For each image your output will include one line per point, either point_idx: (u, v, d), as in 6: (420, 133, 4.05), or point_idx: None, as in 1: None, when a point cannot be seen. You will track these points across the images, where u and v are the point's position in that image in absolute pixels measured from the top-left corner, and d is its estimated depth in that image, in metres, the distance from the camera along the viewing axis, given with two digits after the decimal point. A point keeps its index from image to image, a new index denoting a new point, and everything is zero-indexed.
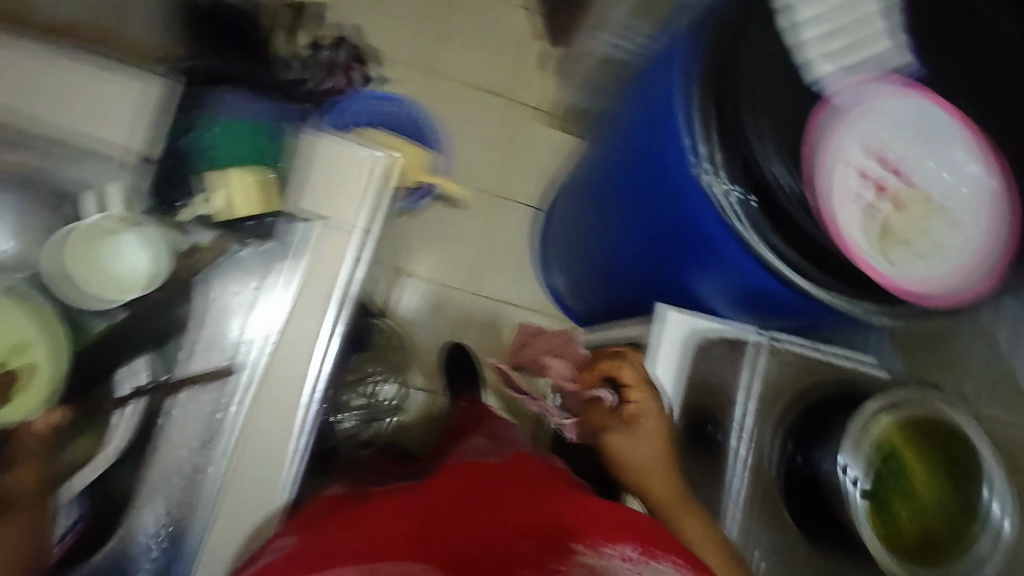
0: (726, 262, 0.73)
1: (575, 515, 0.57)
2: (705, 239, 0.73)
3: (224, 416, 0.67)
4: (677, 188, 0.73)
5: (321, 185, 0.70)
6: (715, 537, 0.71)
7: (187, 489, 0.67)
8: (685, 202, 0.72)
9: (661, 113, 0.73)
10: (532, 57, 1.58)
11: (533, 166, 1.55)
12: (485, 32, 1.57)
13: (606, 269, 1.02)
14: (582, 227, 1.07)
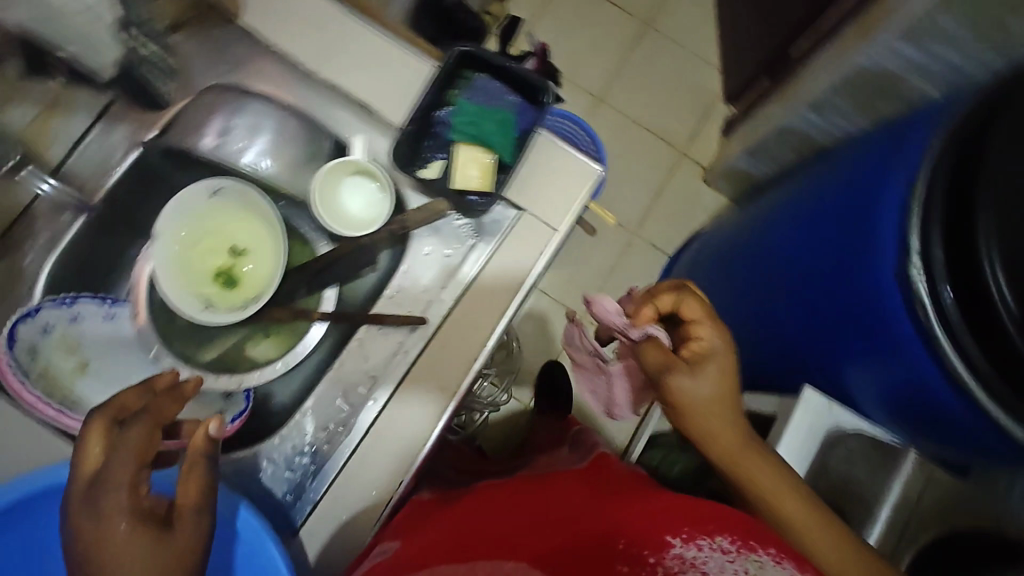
0: (902, 350, 0.67)
1: (657, 512, 0.52)
2: (882, 324, 0.69)
3: (378, 373, 0.64)
4: (864, 266, 0.70)
5: (531, 173, 0.64)
6: (816, 516, 0.61)
7: (326, 437, 0.63)
8: (870, 280, 0.69)
9: (871, 191, 0.72)
10: (707, 118, 1.68)
11: (677, 215, 1.63)
12: (670, 84, 1.69)
13: (738, 343, 0.98)
14: (719, 293, 1.05)
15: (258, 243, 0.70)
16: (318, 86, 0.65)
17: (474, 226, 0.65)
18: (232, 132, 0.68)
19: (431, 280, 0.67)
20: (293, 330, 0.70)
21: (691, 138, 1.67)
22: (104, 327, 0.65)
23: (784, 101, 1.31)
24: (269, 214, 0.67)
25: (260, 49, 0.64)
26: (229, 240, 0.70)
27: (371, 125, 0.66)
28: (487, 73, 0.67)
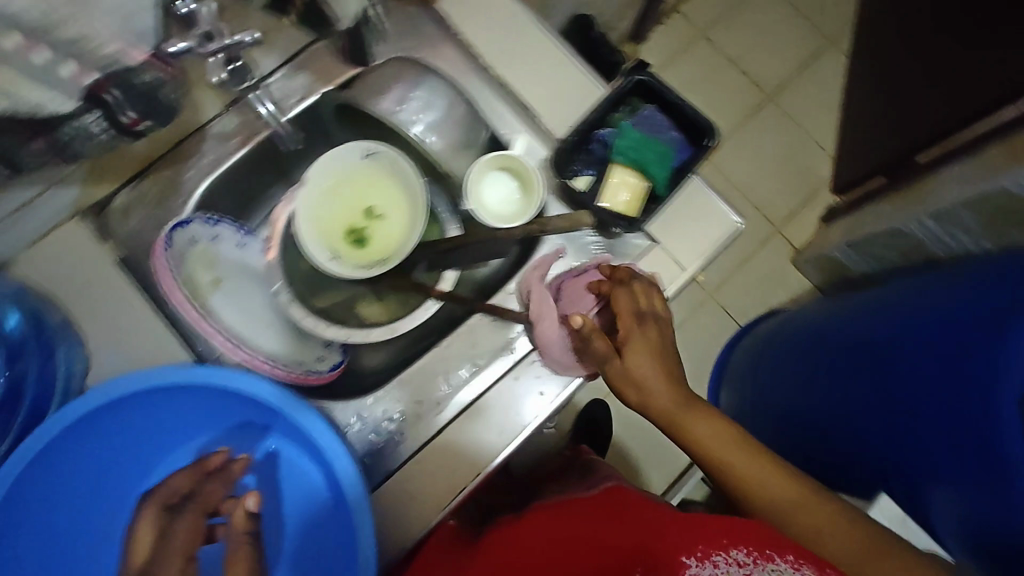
0: (1003, 477, 0.56)
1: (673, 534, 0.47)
2: (984, 445, 0.59)
3: (483, 363, 0.66)
4: (980, 380, 0.61)
5: (676, 214, 0.66)
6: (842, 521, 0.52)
7: (414, 412, 0.65)
8: (984, 397, 0.60)
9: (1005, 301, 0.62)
10: (809, 200, 1.67)
11: (755, 288, 1.63)
12: (780, 157, 1.69)
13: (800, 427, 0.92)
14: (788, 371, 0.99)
15: (395, 213, 0.72)
16: (492, 81, 0.68)
17: (607, 246, 0.67)
18: (407, 103, 0.71)
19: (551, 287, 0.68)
20: (404, 302, 0.73)
21: (788, 216, 1.66)
22: (235, 252, 0.68)
23: (901, 207, 1.29)
24: (414, 185, 0.69)
25: (448, 34, 0.68)
26: (367, 202, 0.72)
27: (529, 127, 0.68)
28: (658, 105, 0.69)
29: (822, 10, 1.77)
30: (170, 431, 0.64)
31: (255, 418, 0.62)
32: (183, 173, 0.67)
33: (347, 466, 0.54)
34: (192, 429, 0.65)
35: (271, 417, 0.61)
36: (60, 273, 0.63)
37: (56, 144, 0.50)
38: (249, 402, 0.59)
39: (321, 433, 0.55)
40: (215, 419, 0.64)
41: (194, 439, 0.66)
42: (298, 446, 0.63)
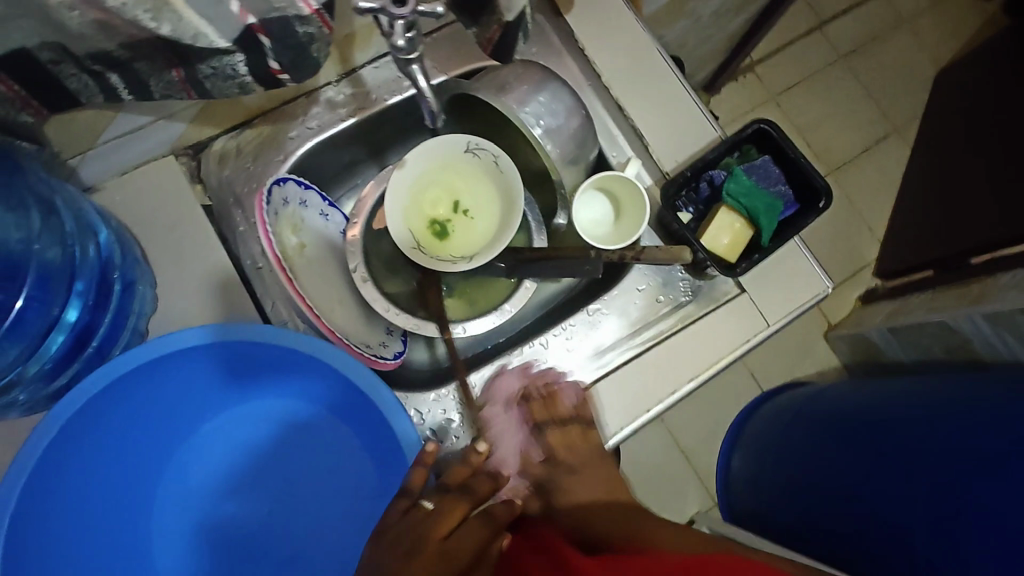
0: None
1: None
2: None
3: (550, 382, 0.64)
4: None
5: (771, 269, 0.65)
6: None
7: (472, 419, 0.63)
8: None
9: None
10: (850, 279, 1.67)
11: (784, 356, 1.61)
12: (828, 232, 1.69)
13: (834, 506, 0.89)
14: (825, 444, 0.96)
15: (484, 213, 0.70)
16: (608, 101, 0.69)
17: (694, 286, 0.66)
18: (531, 105, 0.63)
19: (629, 319, 0.66)
20: (475, 304, 0.71)
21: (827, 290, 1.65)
22: (317, 222, 0.67)
23: (951, 302, 1.27)
24: (515, 185, 0.66)
25: (577, 47, 0.69)
26: (456, 196, 0.70)
27: (639, 154, 0.69)
28: (771, 156, 0.68)
29: (892, 99, 1.80)
30: (199, 398, 0.63)
31: (295, 368, 0.61)
32: (287, 131, 0.66)
33: (388, 403, 0.54)
34: (218, 396, 0.64)
35: (303, 369, 0.60)
36: (149, 206, 0.61)
37: (192, 77, 0.49)
38: (289, 357, 0.59)
39: (357, 375, 0.55)
40: (245, 379, 0.63)
41: (221, 408, 0.65)
42: (328, 396, 0.63)
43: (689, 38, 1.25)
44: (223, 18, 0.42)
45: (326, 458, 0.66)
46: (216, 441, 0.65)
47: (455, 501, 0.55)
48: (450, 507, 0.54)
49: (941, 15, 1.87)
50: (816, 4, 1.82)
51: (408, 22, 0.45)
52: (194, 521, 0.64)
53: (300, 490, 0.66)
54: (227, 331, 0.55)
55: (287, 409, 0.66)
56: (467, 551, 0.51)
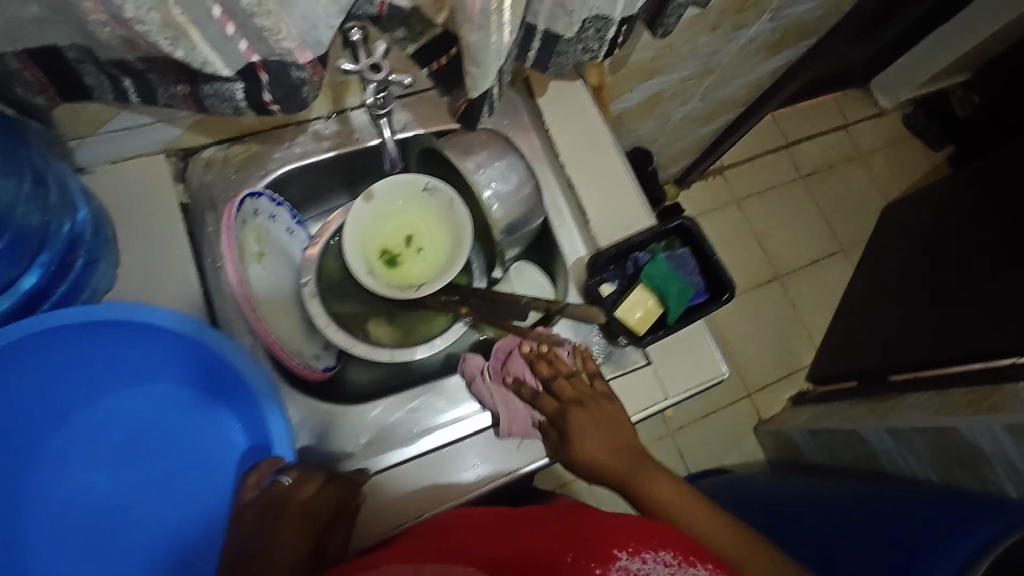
0: None
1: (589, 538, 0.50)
2: None
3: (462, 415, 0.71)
4: None
5: (676, 348, 0.74)
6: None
7: (384, 437, 0.69)
8: None
9: None
10: (785, 379, 1.78)
11: (716, 440, 1.68)
12: (770, 331, 1.81)
13: None
14: None
15: (434, 250, 0.78)
16: (560, 177, 0.80)
17: (607, 350, 0.74)
18: (487, 170, 0.73)
19: None
20: (412, 334, 0.77)
21: (762, 386, 1.76)
22: (282, 235, 0.74)
23: (861, 413, 1.37)
24: (463, 226, 0.74)
25: (543, 127, 0.81)
26: (410, 232, 0.78)
27: (579, 226, 0.79)
28: (693, 250, 0.76)
29: (841, 221, 1.97)
30: (93, 374, 0.63)
31: (185, 354, 0.63)
32: (272, 151, 0.74)
33: (270, 399, 0.60)
34: (107, 378, 0.65)
35: (211, 368, 0.63)
36: (129, 194, 0.68)
37: (193, 93, 0.56)
38: (203, 356, 0.62)
39: (258, 383, 0.60)
40: (153, 364, 0.65)
41: (108, 391, 0.66)
42: (220, 389, 0.66)
43: (661, 135, 1.39)
44: (231, 53, 0.51)
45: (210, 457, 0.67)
46: (110, 418, 0.66)
47: (310, 475, 0.59)
48: (308, 476, 0.59)
49: (893, 158, 2.09)
50: (784, 127, 2.02)
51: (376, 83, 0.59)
52: (61, 505, 0.63)
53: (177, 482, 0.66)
54: (140, 310, 0.58)
55: (182, 399, 0.67)
56: (328, 508, 0.57)
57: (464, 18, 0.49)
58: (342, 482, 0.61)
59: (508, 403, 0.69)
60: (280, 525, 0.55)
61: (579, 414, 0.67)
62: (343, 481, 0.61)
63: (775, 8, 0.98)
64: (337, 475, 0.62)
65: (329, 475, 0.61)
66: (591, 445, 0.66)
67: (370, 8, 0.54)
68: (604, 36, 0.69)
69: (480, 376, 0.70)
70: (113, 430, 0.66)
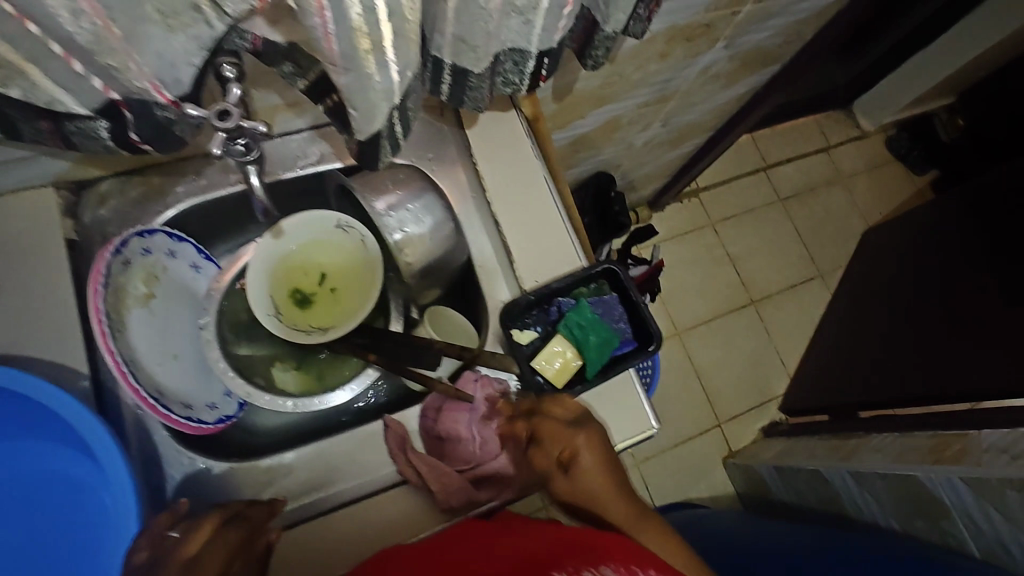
0: None
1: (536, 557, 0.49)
2: None
3: (365, 474, 0.65)
4: None
5: (603, 400, 0.68)
6: None
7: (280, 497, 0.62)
8: None
9: None
10: (757, 409, 1.73)
11: (684, 473, 1.63)
12: (742, 359, 1.77)
13: None
14: None
15: (347, 290, 0.73)
16: (485, 214, 0.75)
17: (526, 401, 0.68)
18: (398, 212, 0.75)
19: None
20: (322, 380, 0.73)
21: (733, 417, 1.71)
22: (186, 273, 0.69)
23: (830, 452, 1.31)
24: (375, 267, 0.72)
25: (470, 161, 0.76)
26: (323, 270, 0.73)
27: (503, 268, 0.74)
28: (619, 295, 0.72)
29: (820, 246, 1.93)
30: None
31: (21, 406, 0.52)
32: (174, 184, 0.69)
33: (114, 460, 0.50)
34: None
35: (58, 429, 0.53)
36: (10, 231, 0.63)
37: (56, 131, 0.51)
38: (43, 409, 0.52)
39: (99, 443, 0.50)
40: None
41: None
42: (71, 447, 0.54)
43: (626, 160, 1.35)
44: (85, 90, 0.46)
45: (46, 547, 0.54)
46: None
47: (203, 521, 0.51)
48: (196, 526, 0.51)
49: (875, 181, 2.05)
50: (763, 149, 1.98)
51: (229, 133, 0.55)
52: None
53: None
54: None
55: (18, 472, 0.55)
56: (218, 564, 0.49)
57: (328, 62, 0.46)
58: (240, 523, 0.53)
59: (433, 465, 0.61)
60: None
61: (592, 442, 0.58)
62: (244, 521, 0.53)
63: (728, 36, 0.95)
64: (238, 513, 0.54)
65: (223, 517, 0.53)
66: (603, 484, 0.57)
67: (243, 42, 0.49)
68: (524, 69, 0.65)
69: (401, 448, 0.64)
70: None
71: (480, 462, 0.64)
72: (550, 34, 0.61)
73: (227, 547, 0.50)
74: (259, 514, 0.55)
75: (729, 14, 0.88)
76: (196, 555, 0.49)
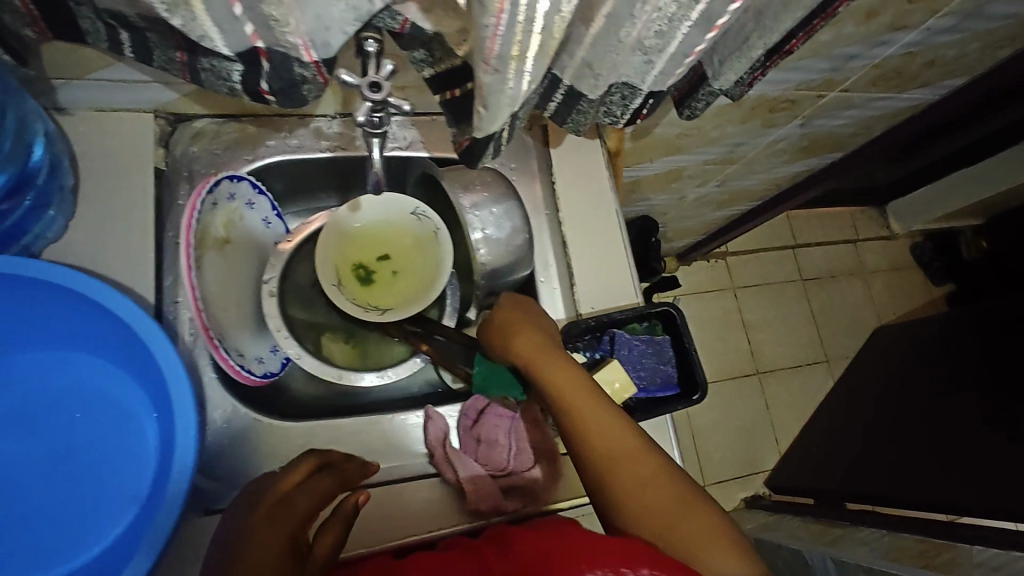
0: None
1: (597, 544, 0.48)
2: None
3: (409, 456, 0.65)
4: None
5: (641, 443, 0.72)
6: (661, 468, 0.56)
7: None
8: None
9: None
10: (744, 480, 1.74)
11: None
12: (739, 426, 1.78)
13: None
14: None
15: (408, 276, 0.74)
16: (555, 234, 0.77)
17: None
18: (482, 212, 0.70)
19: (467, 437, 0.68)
20: (368, 356, 0.75)
21: (719, 482, 1.71)
22: (258, 226, 0.70)
23: (814, 536, 1.32)
24: (444, 258, 0.72)
25: (549, 179, 0.78)
26: (388, 251, 0.74)
27: (562, 288, 0.76)
28: (671, 340, 0.73)
29: (831, 333, 1.96)
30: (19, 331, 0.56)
31: (122, 335, 0.55)
32: (267, 138, 0.70)
33: (187, 409, 0.50)
34: (34, 339, 0.57)
35: (136, 348, 0.55)
36: (104, 147, 0.64)
37: (190, 65, 0.53)
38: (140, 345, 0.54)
39: (179, 390, 0.50)
40: (77, 332, 0.57)
41: (32, 350, 0.57)
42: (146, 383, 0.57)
43: (673, 210, 1.37)
44: (235, 34, 0.48)
45: (125, 455, 0.58)
46: (11, 379, 0.57)
47: (308, 461, 0.56)
48: (300, 467, 0.54)
49: (894, 282, 2.09)
50: (796, 228, 2.02)
51: (374, 106, 0.55)
52: None
53: (71, 482, 0.56)
54: (91, 283, 0.51)
55: (112, 381, 0.58)
56: (313, 498, 0.52)
57: (481, 60, 0.46)
58: (334, 472, 0.56)
59: (472, 469, 0.62)
60: (287, 507, 0.50)
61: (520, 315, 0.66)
62: (333, 474, 0.56)
63: (807, 116, 0.99)
64: (330, 463, 0.57)
65: (317, 462, 0.56)
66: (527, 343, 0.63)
67: (391, 22, 0.51)
68: (629, 105, 0.67)
69: (444, 442, 0.64)
70: (14, 391, 0.57)
71: (514, 471, 0.64)
72: (665, 78, 0.63)
73: (319, 491, 0.53)
74: (351, 473, 0.58)
75: (814, 96, 0.92)
76: (287, 494, 0.52)
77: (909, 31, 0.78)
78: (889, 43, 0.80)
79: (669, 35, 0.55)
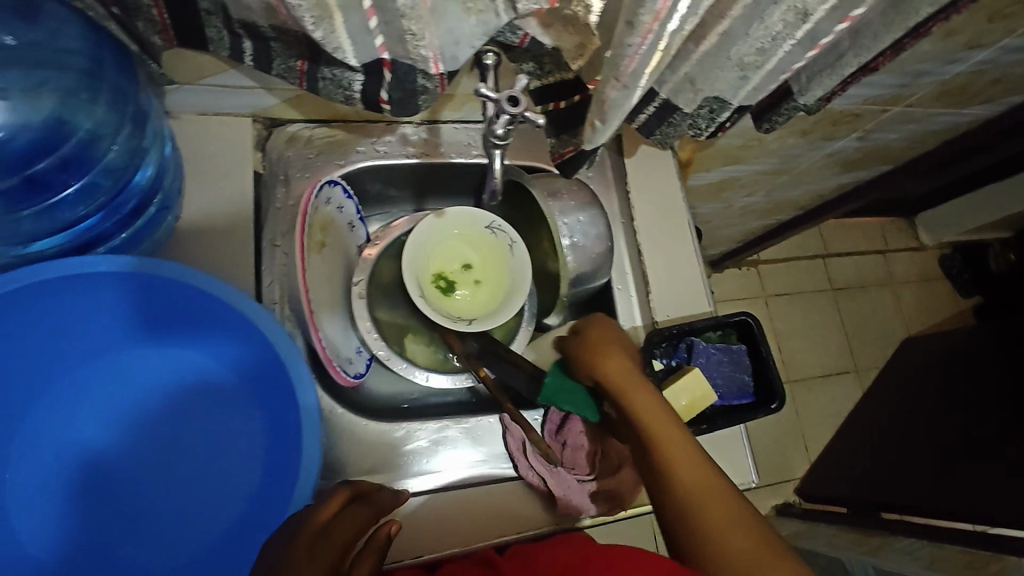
0: None
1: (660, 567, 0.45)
2: None
3: (442, 468, 0.67)
4: None
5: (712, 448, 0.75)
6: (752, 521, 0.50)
7: (412, 459, 0.66)
8: None
9: None
10: (774, 487, 1.74)
11: None
12: (769, 435, 1.78)
13: None
14: None
15: (490, 285, 0.75)
16: (631, 242, 0.79)
17: None
18: (569, 220, 0.72)
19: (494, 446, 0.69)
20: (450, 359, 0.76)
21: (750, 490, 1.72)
22: (346, 228, 0.71)
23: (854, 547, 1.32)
24: (523, 273, 0.73)
25: (625, 189, 0.80)
26: (470, 260, 0.75)
27: (638, 295, 0.77)
28: (748, 348, 0.74)
29: (860, 343, 1.96)
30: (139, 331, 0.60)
31: (237, 335, 0.58)
32: (357, 144, 0.72)
33: (310, 406, 0.54)
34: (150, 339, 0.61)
35: (249, 348, 0.58)
36: (206, 151, 0.65)
37: (312, 73, 0.55)
38: (256, 344, 0.57)
39: (303, 389, 0.54)
40: (192, 332, 0.60)
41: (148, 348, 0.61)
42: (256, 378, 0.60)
43: (716, 219, 1.38)
44: (365, 46, 0.49)
45: (234, 448, 0.62)
46: (132, 373, 0.61)
47: (342, 492, 0.52)
48: (338, 499, 0.50)
49: (922, 293, 2.09)
50: (826, 238, 2.03)
51: (511, 119, 0.54)
52: (69, 458, 0.59)
53: (189, 472, 0.61)
54: (215, 285, 0.53)
55: (224, 381, 0.62)
56: (354, 525, 0.47)
57: (613, 76, 0.49)
58: (371, 501, 0.52)
59: (563, 476, 0.66)
60: (329, 533, 0.45)
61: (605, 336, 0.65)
62: (371, 504, 0.52)
63: (867, 130, 1.00)
64: (364, 494, 0.53)
65: (353, 492, 0.52)
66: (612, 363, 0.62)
67: (512, 37, 0.53)
68: (716, 118, 0.67)
69: (525, 451, 0.67)
70: (136, 383, 0.61)
71: (597, 476, 0.68)
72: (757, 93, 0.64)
73: (358, 520, 0.48)
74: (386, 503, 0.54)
75: (878, 111, 0.93)
76: (327, 522, 0.47)
77: (983, 49, 0.79)
78: (961, 61, 0.81)
79: (771, 52, 0.55)
